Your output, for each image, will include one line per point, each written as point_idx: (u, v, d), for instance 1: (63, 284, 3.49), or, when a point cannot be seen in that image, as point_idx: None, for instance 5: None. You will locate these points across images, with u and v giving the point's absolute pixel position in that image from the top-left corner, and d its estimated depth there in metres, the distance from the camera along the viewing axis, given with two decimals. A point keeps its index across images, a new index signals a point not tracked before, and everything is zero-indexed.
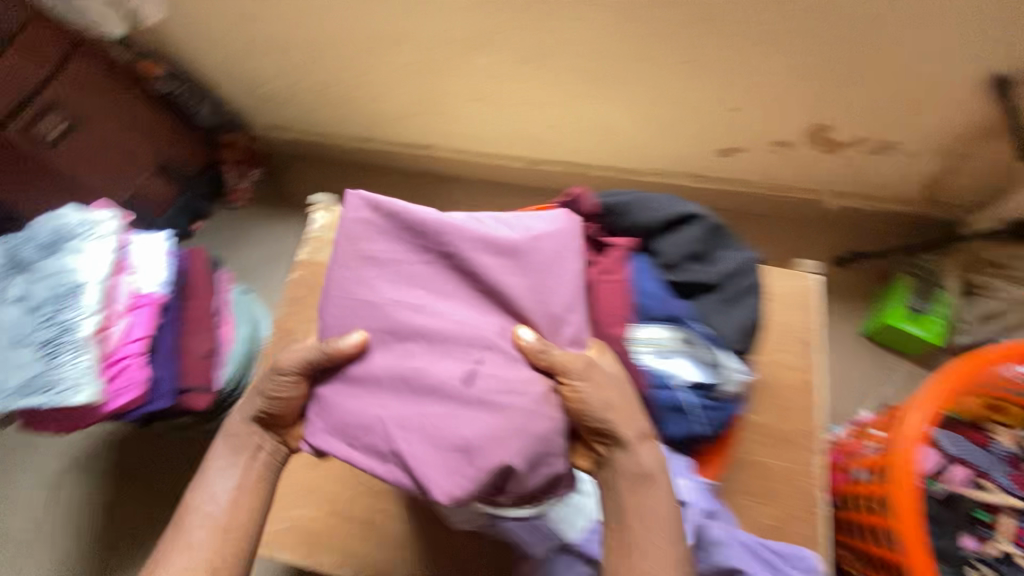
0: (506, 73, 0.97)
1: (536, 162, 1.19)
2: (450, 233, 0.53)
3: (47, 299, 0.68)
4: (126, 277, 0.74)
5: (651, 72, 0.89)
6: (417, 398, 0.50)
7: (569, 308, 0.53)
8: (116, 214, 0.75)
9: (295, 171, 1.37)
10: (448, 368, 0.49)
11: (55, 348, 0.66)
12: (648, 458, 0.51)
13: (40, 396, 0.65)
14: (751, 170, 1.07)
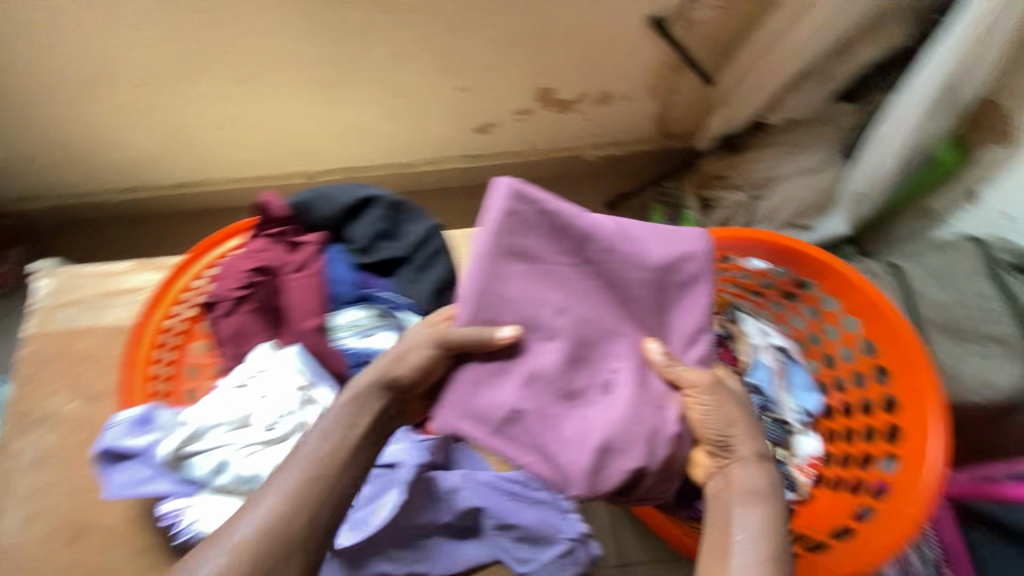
0: (238, 94, 0.98)
1: (317, 175, 1.20)
2: (600, 244, 0.56)
3: None
4: None
5: (369, 67, 0.95)
6: (561, 394, 0.54)
7: (698, 330, 0.59)
8: None
9: (70, 241, 1.27)
10: (586, 376, 0.55)
11: None
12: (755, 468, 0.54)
13: None
14: (509, 141, 1.16)
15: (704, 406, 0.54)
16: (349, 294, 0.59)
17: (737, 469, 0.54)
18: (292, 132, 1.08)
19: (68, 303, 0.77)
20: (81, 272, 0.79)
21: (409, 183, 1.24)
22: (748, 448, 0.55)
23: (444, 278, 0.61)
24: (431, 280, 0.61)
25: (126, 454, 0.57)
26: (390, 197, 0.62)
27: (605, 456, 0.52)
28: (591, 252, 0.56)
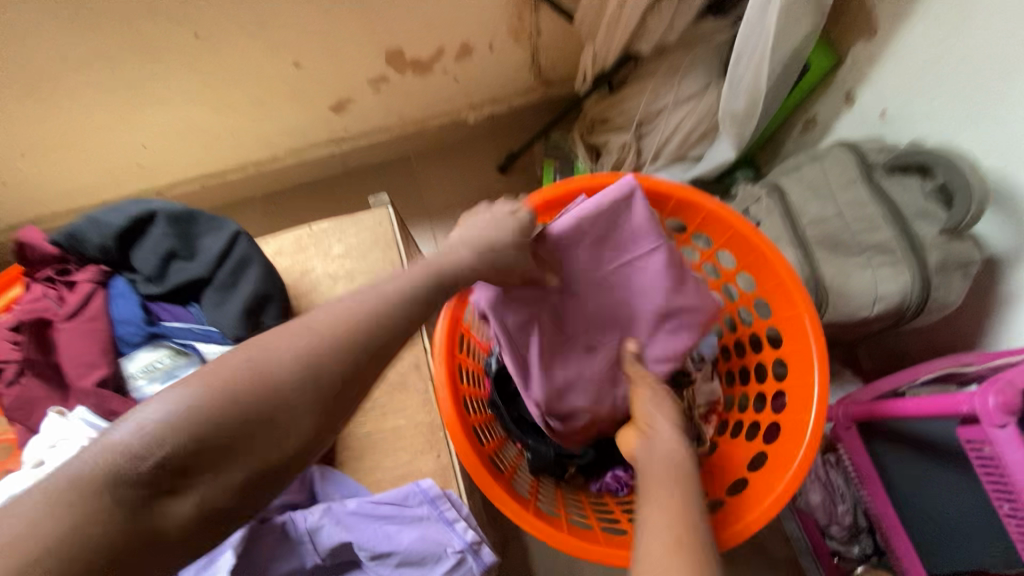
0: (28, 112, 0.83)
1: (170, 189, 1.06)
2: (650, 264, 0.57)
3: None
4: None
5: (177, 56, 0.81)
6: (569, 338, 0.59)
7: (663, 357, 0.59)
8: None
9: None
10: (588, 330, 0.59)
11: None
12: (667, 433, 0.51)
13: None
14: (377, 116, 1.04)
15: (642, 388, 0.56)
16: (138, 333, 0.50)
17: (661, 456, 0.49)
18: (117, 146, 0.93)
19: None
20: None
21: (281, 178, 1.12)
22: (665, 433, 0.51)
23: (253, 293, 0.52)
24: (237, 299, 0.52)
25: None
26: (171, 210, 0.52)
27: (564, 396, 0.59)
28: (647, 261, 0.57)
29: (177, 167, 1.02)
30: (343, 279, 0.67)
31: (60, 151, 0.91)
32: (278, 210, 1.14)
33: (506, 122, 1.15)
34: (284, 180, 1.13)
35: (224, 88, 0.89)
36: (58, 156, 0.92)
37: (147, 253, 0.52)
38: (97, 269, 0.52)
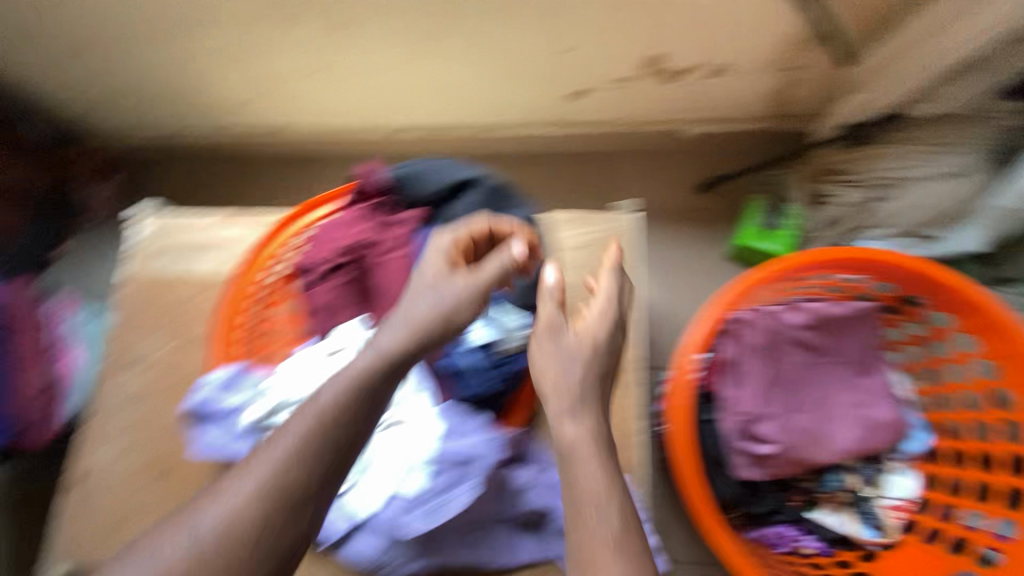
0: (328, 44, 0.93)
1: (399, 131, 1.16)
2: (847, 362, 0.70)
3: None
4: None
5: (471, 23, 0.87)
6: (773, 400, 0.69)
7: (840, 444, 0.68)
8: None
9: (155, 177, 1.27)
10: (786, 397, 0.69)
11: None
12: (563, 425, 0.57)
13: None
14: (606, 109, 1.06)
15: (570, 390, 0.58)
16: None
17: (573, 464, 0.55)
18: (382, 86, 1.02)
19: (169, 250, 0.76)
20: (202, 222, 0.76)
21: (493, 143, 1.18)
22: (572, 436, 0.56)
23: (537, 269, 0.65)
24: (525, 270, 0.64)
25: (199, 409, 0.62)
26: (491, 179, 0.64)
27: (756, 421, 0.68)
28: (851, 364, 0.71)
29: (413, 115, 1.11)
30: (581, 267, 0.72)
31: (334, 80, 1.01)
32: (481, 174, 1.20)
33: (718, 145, 1.14)
34: (494, 146, 1.18)
35: (490, 56, 0.94)
36: (328, 84, 1.02)
37: (466, 206, 0.64)
38: (419, 211, 0.66)
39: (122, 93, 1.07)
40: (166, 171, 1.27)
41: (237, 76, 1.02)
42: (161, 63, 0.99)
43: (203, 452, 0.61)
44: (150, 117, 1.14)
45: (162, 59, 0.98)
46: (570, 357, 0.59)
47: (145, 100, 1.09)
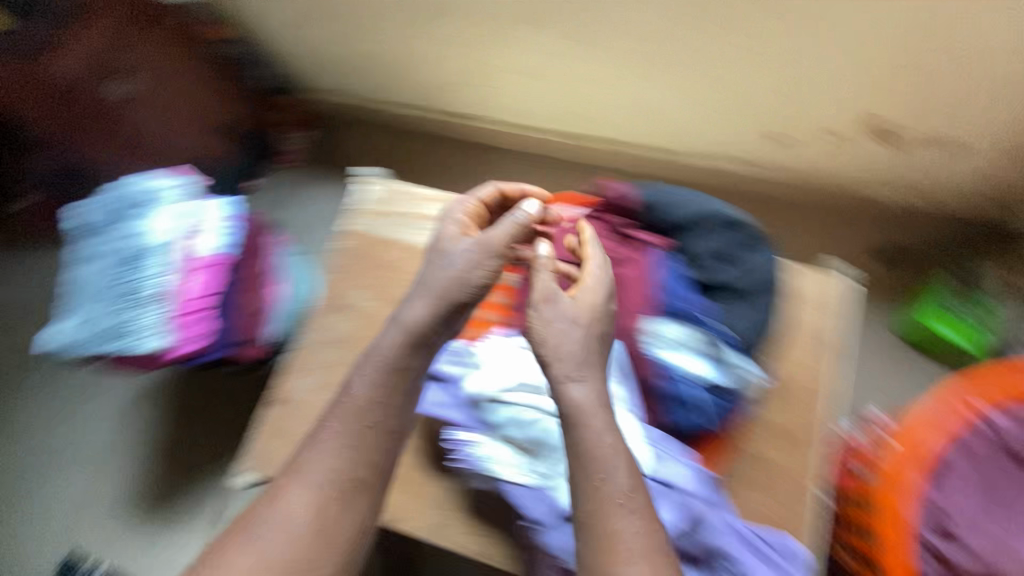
0: (554, 51, 0.97)
1: (582, 140, 1.19)
2: None
3: (119, 260, 0.74)
4: (191, 241, 0.77)
5: (703, 56, 0.88)
6: (978, 512, 0.73)
7: None
8: (183, 182, 0.80)
9: (344, 135, 1.37)
10: (989, 514, 0.74)
11: (131, 303, 0.73)
12: (568, 390, 0.58)
13: (118, 344, 0.72)
14: (803, 158, 1.05)
15: (571, 353, 0.59)
16: (682, 305, 0.68)
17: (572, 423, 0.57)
18: (586, 96, 1.05)
19: (388, 215, 0.85)
20: (420, 197, 0.85)
21: (668, 168, 1.18)
22: (580, 400, 0.57)
23: (762, 314, 0.69)
24: (750, 310, 0.69)
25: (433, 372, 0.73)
26: (737, 222, 0.71)
27: (958, 525, 0.71)
28: None
29: (603, 129, 1.14)
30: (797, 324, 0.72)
31: (543, 84, 1.06)
32: None
33: (909, 214, 1.11)
34: (669, 171, 1.19)
35: (707, 90, 0.94)
36: (536, 86, 1.07)
37: (705, 241, 0.71)
38: (658, 237, 0.74)
39: (345, 57, 1.17)
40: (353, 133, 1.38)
41: (453, 64, 1.08)
42: (391, 40, 1.07)
43: (427, 409, 0.71)
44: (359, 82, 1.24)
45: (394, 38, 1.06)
46: (572, 321, 0.60)
47: (361, 67, 1.19)
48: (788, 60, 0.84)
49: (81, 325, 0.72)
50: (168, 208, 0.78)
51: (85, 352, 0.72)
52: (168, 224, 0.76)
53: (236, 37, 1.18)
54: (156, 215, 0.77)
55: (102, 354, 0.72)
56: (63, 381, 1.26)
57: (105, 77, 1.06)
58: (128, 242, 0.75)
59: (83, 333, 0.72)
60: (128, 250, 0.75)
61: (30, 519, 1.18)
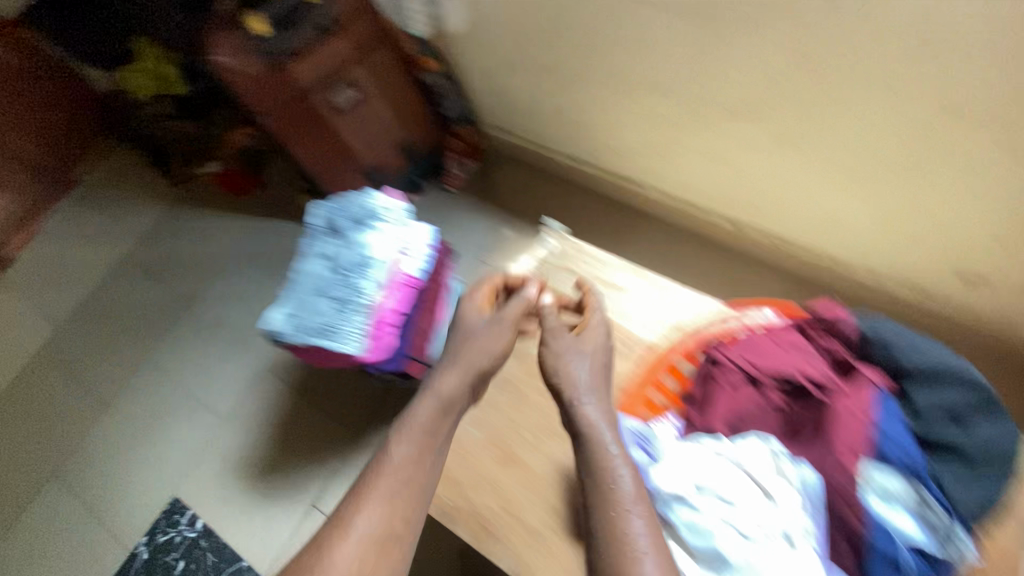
0: (756, 143, 0.98)
1: (742, 227, 1.19)
2: None
3: (345, 265, 0.78)
4: (402, 261, 0.82)
5: (921, 179, 0.87)
6: None
7: None
8: (405, 205, 0.84)
9: (502, 172, 1.46)
10: None
11: (346, 308, 0.77)
12: (582, 411, 0.60)
13: (324, 341, 0.76)
14: (995, 305, 0.98)
15: (582, 389, 0.62)
16: (905, 462, 0.59)
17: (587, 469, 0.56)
18: (764, 188, 1.06)
19: (572, 272, 0.88)
20: (608, 262, 0.88)
21: (826, 276, 1.16)
22: (591, 413, 0.59)
23: (994, 494, 0.58)
24: (982, 489, 0.58)
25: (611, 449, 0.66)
26: (987, 384, 0.60)
27: None
28: None
29: (774, 227, 1.13)
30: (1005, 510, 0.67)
31: (728, 173, 1.07)
32: (798, 298, 1.19)
33: None
34: (826, 279, 1.16)
35: (906, 213, 0.93)
36: (720, 172, 1.08)
37: (941, 396, 0.61)
38: (879, 374, 0.65)
39: (533, 107, 1.24)
40: (512, 173, 1.45)
41: (641, 135, 1.12)
42: (588, 102, 1.13)
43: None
44: (538, 131, 1.31)
45: (592, 101, 1.12)
46: (581, 351, 0.66)
47: (546, 119, 1.26)
48: (1013, 203, 0.82)
49: (295, 316, 0.76)
50: (389, 229, 0.82)
51: (294, 341, 0.76)
52: (388, 247, 0.80)
53: (444, 72, 1.27)
54: (379, 235, 0.81)
55: (307, 348, 0.76)
56: (211, 338, 1.40)
57: (332, 89, 1.16)
58: (351, 253, 0.79)
59: (297, 324, 0.76)
60: (349, 260, 0.79)
61: (157, 455, 1.30)
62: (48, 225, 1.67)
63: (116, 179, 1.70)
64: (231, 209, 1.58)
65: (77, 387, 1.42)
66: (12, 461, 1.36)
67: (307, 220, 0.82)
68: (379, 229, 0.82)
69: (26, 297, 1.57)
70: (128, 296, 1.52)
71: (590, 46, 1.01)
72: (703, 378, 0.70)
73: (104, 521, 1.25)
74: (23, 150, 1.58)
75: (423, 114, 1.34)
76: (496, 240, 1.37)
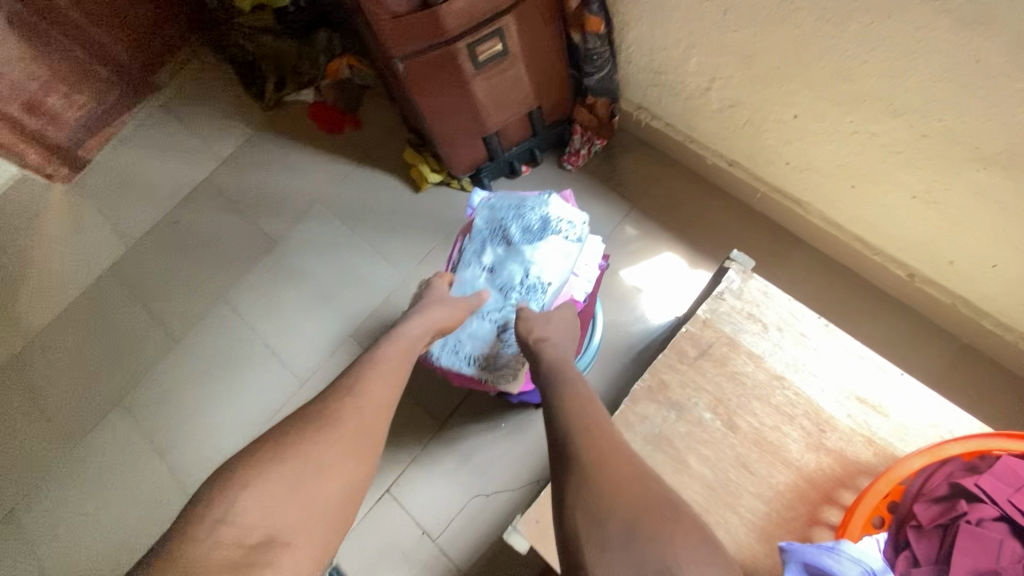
0: (989, 194, 0.79)
1: (922, 281, 1.00)
2: None
3: (516, 286, 0.87)
4: (570, 284, 0.89)
5: None
6: None
7: None
8: (581, 221, 0.90)
9: (633, 158, 1.27)
10: None
11: (506, 337, 0.87)
12: (546, 357, 0.72)
13: (482, 371, 0.87)
14: None
15: (548, 346, 0.74)
16: None
17: (549, 390, 0.66)
18: (978, 248, 0.87)
19: (760, 322, 0.73)
20: (808, 316, 0.72)
21: (1012, 356, 0.98)
22: (555, 355, 0.72)
23: None
24: None
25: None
26: None
27: None
28: None
29: (958, 286, 0.96)
30: None
31: (928, 218, 0.89)
32: (967, 372, 1.02)
33: None
34: (1012, 359, 0.98)
35: None
36: (916, 215, 0.91)
37: None
38: None
39: (695, 91, 1.06)
40: (641, 158, 1.27)
41: (827, 154, 0.94)
42: (772, 102, 0.95)
43: None
44: (690, 116, 1.12)
45: (778, 102, 0.94)
46: (554, 322, 0.79)
47: (706, 109, 1.07)
48: None
49: (454, 341, 0.88)
50: (556, 246, 0.87)
51: (449, 366, 0.87)
52: (556, 267, 0.86)
53: (606, 34, 1.04)
54: (547, 252, 0.87)
55: (464, 373, 0.87)
56: (292, 287, 1.32)
57: (479, 41, 0.98)
58: (518, 274, 0.87)
59: (453, 351, 0.88)
60: (518, 282, 0.87)
61: (225, 404, 1.25)
62: (125, 131, 1.55)
63: (201, 91, 1.56)
64: (323, 148, 1.43)
65: (147, 314, 1.36)
66: (77, 379, 1.32)
67: (479, 224, 0.92)
68: (546, 244, 0.87)
69: (98, 207, 1.48)
70: (205, 225, 1.42)
71: (815, 39, 0.80)
72: (933, 500, 0.57)
73: (168, 462, 1.22)
74: (107, 45, 1.44)
75: (559, 80, 1.15)
76: (616, 238, 1.21)
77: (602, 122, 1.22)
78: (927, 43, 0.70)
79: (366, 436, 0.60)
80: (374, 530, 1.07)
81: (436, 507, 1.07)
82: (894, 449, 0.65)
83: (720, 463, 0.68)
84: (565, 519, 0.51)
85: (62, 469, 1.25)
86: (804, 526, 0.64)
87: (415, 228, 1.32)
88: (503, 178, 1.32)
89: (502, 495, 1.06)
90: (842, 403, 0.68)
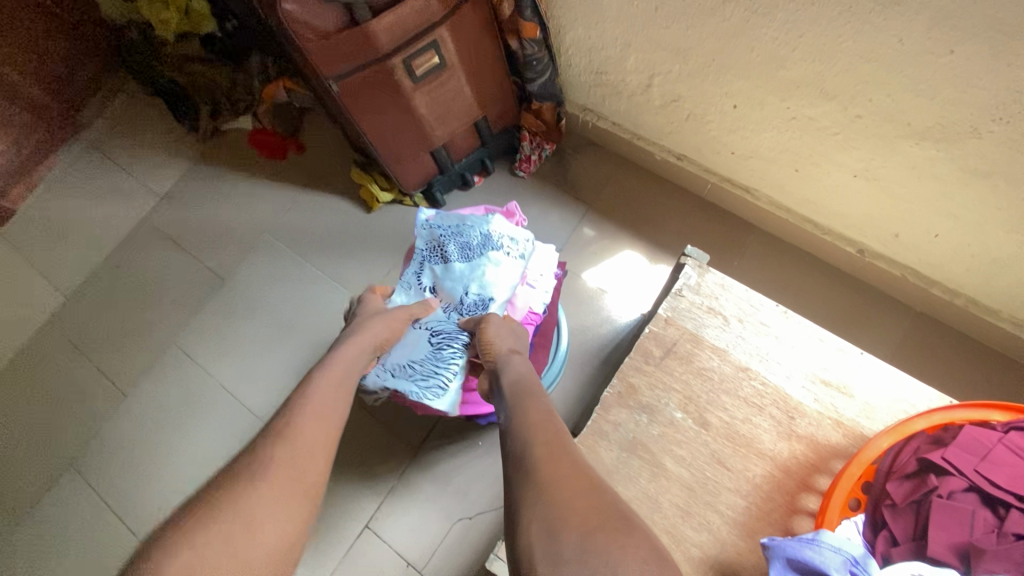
0: (922, 166, 0.81)
1: (872, 256, 1.03)
2: None
3: (467, 304, 0.85)
4: (522, 297, 0.88)
5: None
6: None
7: None
8: (526, 235, 0.89)
9: (584, 160, 1.27)
10: None
11: (442, 344, 0.82)
12: (509, 371, 0.70)
13: (413, 386, 0.81)
14: None
15: (509, 359, 0.72)
16: None
17: (508, 406, 0.64)
18: (920, 218, 0.90)
19: (721, 315, 0.73)
20: (766, 305, 0.73)
21: (962, 320, 1.01)
22: (518, 371, 0.70)
23: None
24: None
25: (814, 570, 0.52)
26: None
27: None
28: None
29: (906, 257, 0.99)
30: None
31: (870, 194, 0.92)
32: (923, 341, 1.05)
33: None
34: (963, 322, 1.02)
35: None
36: (859, 193, 0.93)
37: None
38: None
39: (637, 89, 1.06)
40: (591, 158, 1.27)
41: (769, 140, 0.96)
42: (712, 94, 0.95)
43: None
44: (633, 112, 1.13)
45: (717, 93, 0.94)
46: (512, 333, 0.78)
47: (649, 105, 1.08)
48: None
49: (390, 357, 0.84)
50: (500, 260, 0.86)
51: (383, 382, 0.83)
52: (505, 282, 0.85)
53: (543, 39, 1.03)
54: (489, 266, 0.85)
55: (396, 388, 0.82)
56: (246, 322, 1.26)
57: (414, 55, 0.96)
58: (460, 291, 0.86)
59: (386, 366, 0.83)
60: (468, 300, 0.85)
61: (187, 454, 1.18)
62: (52, 174, 1.46)
63: (132, 126, 1.48)
64: (267, 175, 1.38)
65: (92, 366, 1.27)
66: (19, 444, 1.23)
67: (418, 242, 0.90)
68: (490, 259, 0.86)
69: (30, 257, 1.39)
70: (147, 265, 1.35)
71: (746, 27, 0.81)
72: (904, 476, 0.57)
73: (126, 522, 1.14)
74: (25, 86, 1.34)
75: (502, 89, 1.14)
76: (575, 241, 1.20)
77: (546, 133, 1.23)
78: (851, 25, 0.72)
79: (304, 469, 0.56)
80: (356, 569, 1.02)
81: (419, 537, 1.03)
82: (863, 429, 0.66)
83: (696, 462, 0.67)
84: (519, 540, 0.48)
85: (10, 545, 1.15)
86: (785, 517, 0.63)
87: (370, 248, 1.28)
88: (456, 190, 1.30)
89: (485, 516, 1.03)
90: (808, 388, 0.68)
